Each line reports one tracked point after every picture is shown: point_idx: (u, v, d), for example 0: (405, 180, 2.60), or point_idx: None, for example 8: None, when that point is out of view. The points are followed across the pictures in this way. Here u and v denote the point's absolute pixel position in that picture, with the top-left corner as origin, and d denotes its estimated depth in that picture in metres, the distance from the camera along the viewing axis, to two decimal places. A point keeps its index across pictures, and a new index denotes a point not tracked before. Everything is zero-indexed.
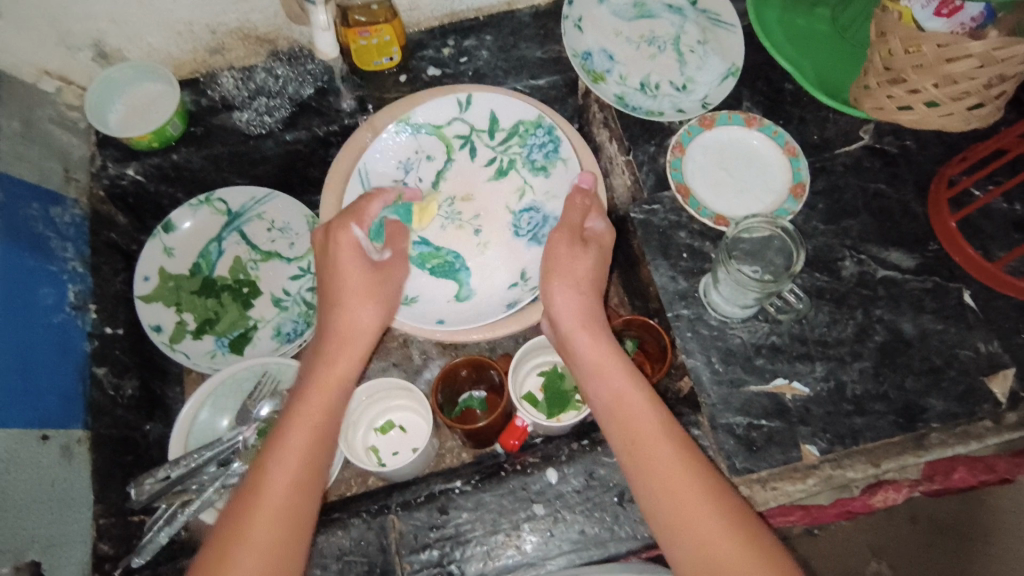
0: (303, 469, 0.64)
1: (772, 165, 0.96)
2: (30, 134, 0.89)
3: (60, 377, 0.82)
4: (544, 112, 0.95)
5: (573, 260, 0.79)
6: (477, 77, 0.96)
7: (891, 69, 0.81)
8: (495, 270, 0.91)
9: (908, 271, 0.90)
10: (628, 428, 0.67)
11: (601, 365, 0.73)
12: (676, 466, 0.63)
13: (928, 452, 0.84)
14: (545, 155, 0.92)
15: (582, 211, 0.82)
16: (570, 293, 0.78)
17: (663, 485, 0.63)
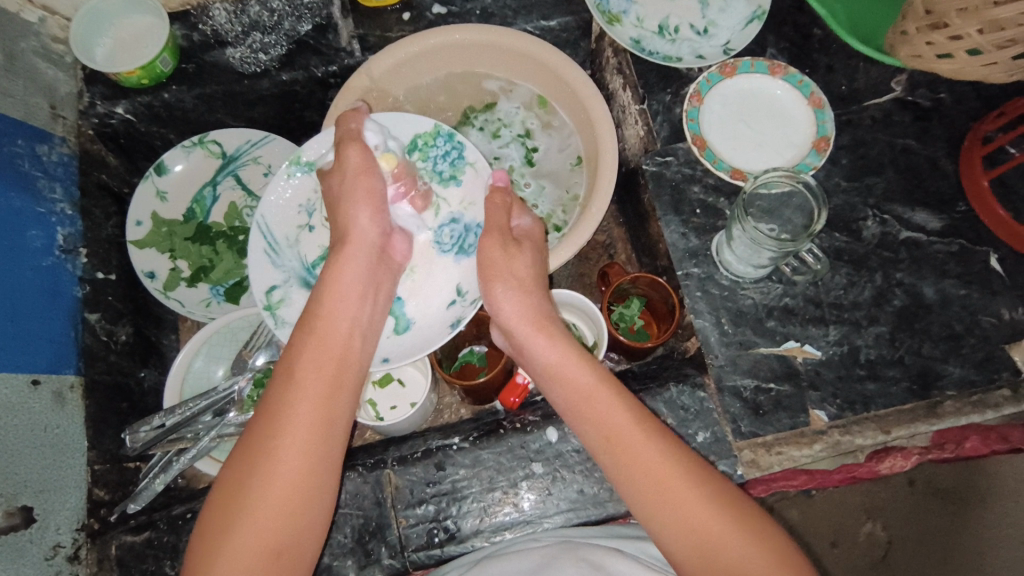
0: (316, 431, 0.61)
1: (794, 117, 0.90)
2: (13, 66, 0.84)
3: (50, 322, 0.80)
4: (551, 55, 0.90)
5: (512, 256, 0.75)
6: (449, 32, 0.90)
7: (932, 12, 0.75)
8: (432, 290, 0.80)
9: (934, 232, 0.86)
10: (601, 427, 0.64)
11: (556, 364, 0.69)
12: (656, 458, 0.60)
13: (941, 420, 0.80)
14: (449, 163, 0.82)
15: (506, 210, 0.78)
16: (517, 291, 0.74)
17: (648, 481, 0.60)
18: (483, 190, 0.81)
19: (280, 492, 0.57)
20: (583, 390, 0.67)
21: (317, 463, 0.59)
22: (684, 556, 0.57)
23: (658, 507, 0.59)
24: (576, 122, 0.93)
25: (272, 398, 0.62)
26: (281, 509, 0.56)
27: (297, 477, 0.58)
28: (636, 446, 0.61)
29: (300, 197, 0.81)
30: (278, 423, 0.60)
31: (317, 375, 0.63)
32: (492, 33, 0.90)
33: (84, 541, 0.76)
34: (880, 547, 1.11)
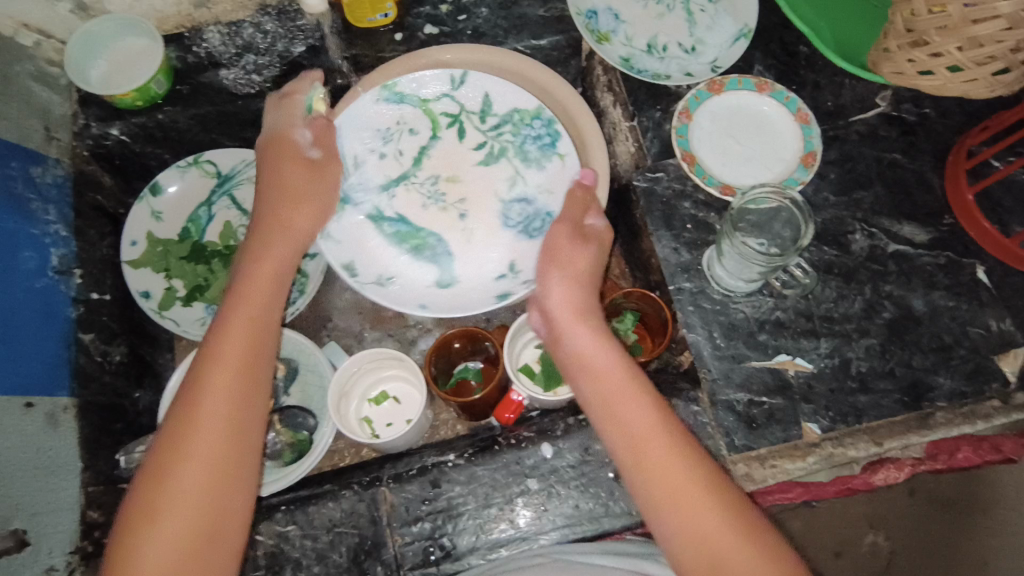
0: (223, 436, 0.61)
1: (782, 133, 0.92)
2: (8, 89, 0.85)
3: (43, 344, 0.80)
4: (546, 77, 0.91)
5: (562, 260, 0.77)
6: (498, 55, 0.92)
7: (913, 30, 0.76)
8: (482, 257, 0.88)
9: (921, 245, 0.87)
10: (625, 431, 0.64)
11: (589, 360, 0.69)
12: (675, 466, 0.61)
13: (933, 431, 0.81)
14: (541, 146, 0.89)
15: (583, 207, 0.81)
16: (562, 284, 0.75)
17: (667, 488, 0.60)
18: (565, 183, 0.87)
19: (198, 486, 0.59)
20: (605, 391, 0.67)
21: (242, 456, 0.62)
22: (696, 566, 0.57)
23: (669, 519, 0.59)
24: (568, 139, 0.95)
25: (189, 386, 0.63)
26: (210, 473, 0.59)
27: (214, 483, 0.59)
28: (655, 454, 0.61)
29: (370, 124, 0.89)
30: (197, 415, 0.61)
31: (225, 384, 0.63)
32: (517, 61, 0.92)
33: (77, 564, 0.75)
34: (883, 557, 1.12)
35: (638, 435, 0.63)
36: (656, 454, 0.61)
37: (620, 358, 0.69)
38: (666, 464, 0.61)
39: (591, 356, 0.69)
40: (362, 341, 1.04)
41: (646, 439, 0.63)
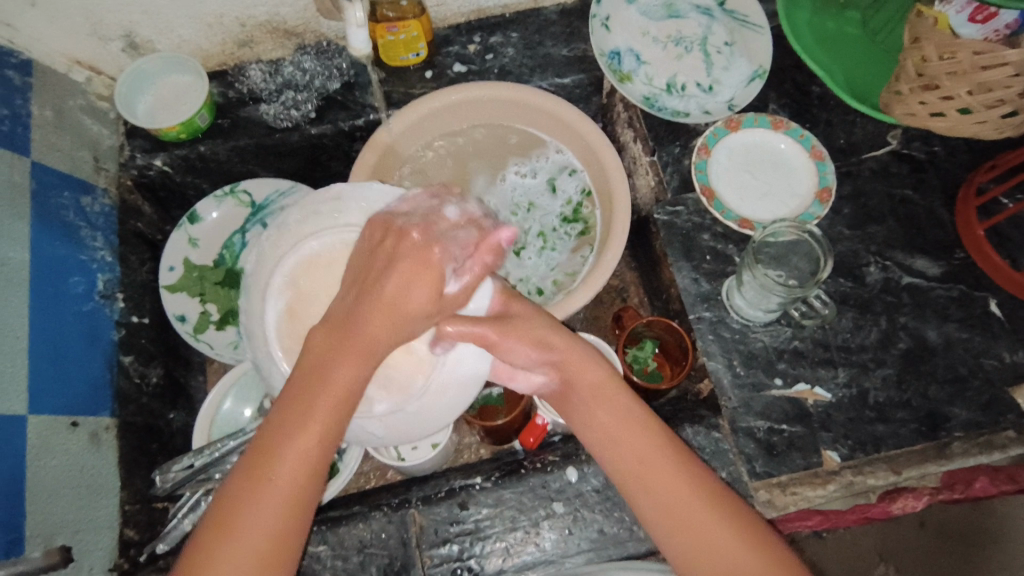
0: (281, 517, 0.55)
1: (796, 170, 0.96)
2: (62, 123, 0.90)
3: (88, 365, 0.84)
4: (592, 134, 0.96)
5: (528, 328, 0.66)
6: (581, 121, 0.96)
7: (925, 74, 0.80)
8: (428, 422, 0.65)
9: (934, 278, 0.90)
10: (630, 459, 0.65)
11: (600, 389, 0.67)
12: (682, 484, 0.63)
13: (951, 461, 0.82)
14: (561, 231, 1.02)
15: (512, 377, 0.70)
16: (533, 349, 0.66)
17: (681, 519, 0.62)
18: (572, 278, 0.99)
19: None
20: (619, 451, 0.65)
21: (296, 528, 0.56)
22: None
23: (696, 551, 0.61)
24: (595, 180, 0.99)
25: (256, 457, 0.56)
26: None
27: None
28: (687, 494, 0.63)
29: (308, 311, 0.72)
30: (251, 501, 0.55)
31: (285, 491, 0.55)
32: (587, 130, 0.96)
33: None
34: None
35: (652, 474, 0.64)
36: (687, 497, 0.63)
37: (624, 392, 0.68)
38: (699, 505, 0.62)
39: (593, 382, 0.68)
40: None
41: (677, 485, 0.63)
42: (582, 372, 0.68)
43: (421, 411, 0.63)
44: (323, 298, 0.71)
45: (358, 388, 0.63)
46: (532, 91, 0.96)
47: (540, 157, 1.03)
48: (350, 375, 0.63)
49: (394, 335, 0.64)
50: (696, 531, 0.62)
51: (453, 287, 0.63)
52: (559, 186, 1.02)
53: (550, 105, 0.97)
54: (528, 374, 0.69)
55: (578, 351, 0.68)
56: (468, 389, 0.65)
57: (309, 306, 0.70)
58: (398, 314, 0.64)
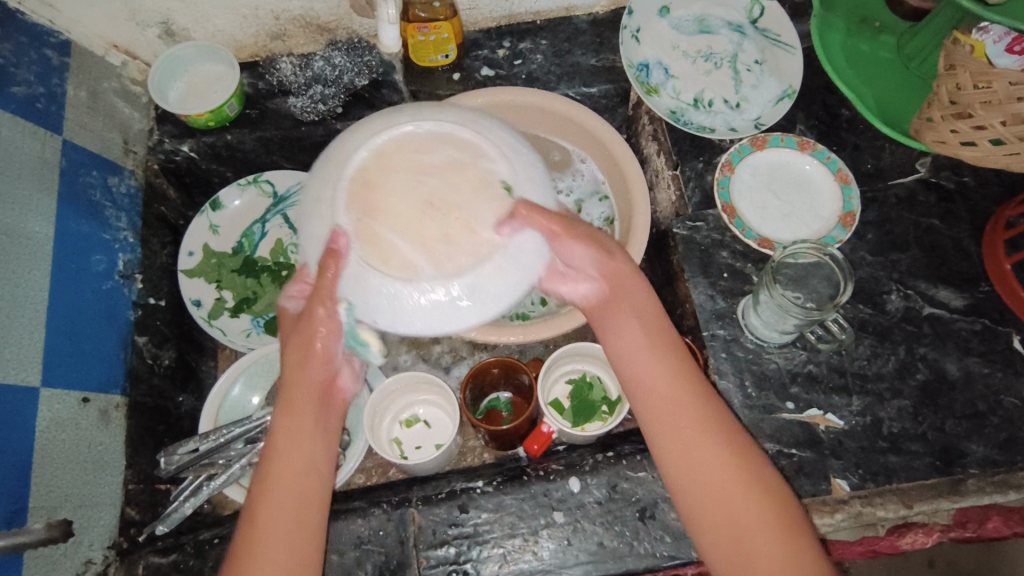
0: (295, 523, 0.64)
1: (820, 193, 0.95)
2: (95, 103, 0.91)
3: (103, 342, 0.85)
4: (616, 145, 0.96)
5: (595, 238, 0.71)
6: (606, 132, 0.96)
7: (957, 103, 0.79)
8: (490, 297, 0.65)
9: (957, 310, 0.88)
10: (651, 394, 0.69)
11: (633, 319, 0.72)
12: (696, 429, 0.66)
13: (964, 498, 0.80)
14: None
15: (562, 278, 0.72)
16: (591, 253, 0.71)
17: (687, 460, 0.66)
18: None
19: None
20: (647, 385, 0.69)
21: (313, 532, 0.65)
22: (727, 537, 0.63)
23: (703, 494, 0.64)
24: (617, 192, 0.99)
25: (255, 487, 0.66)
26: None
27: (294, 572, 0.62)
28: (701, 443, 0.66)
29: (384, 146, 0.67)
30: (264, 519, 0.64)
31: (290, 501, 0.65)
32: (612, 141, 0.96)
33: (114, 560, 0.78)
34: None
35: (676, 411, 0.67)
36: (701, 447, 0.66)
37: (657, 327, 0.72)
38: (711, 458, 0.65)
39: (630, 315, 0.72)
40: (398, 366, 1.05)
41: (695, 432, 0.66)
42: (632, 293, 0.72)
43: (479, 284, 0.64)
44: (398, 174, 0.66)
45: (421, 253, 0.63)
46: (559, 99, 0.97)
47: (574, 177, 1.03)
48: (431, 236, 0.64)
49: (460, 209, 0.65)
50: (708, 476, 0.65)
51: (519, 186, 0.67)
52: (585, 209, 1.02)
53: (576, 116, 0.97)
54: (579, 283, 0.73)
55: (629, 275, 0.73)
56: (522, 277, 0.67)
57: (383, 185, 0.65)
58: (493, 201, 0.65)
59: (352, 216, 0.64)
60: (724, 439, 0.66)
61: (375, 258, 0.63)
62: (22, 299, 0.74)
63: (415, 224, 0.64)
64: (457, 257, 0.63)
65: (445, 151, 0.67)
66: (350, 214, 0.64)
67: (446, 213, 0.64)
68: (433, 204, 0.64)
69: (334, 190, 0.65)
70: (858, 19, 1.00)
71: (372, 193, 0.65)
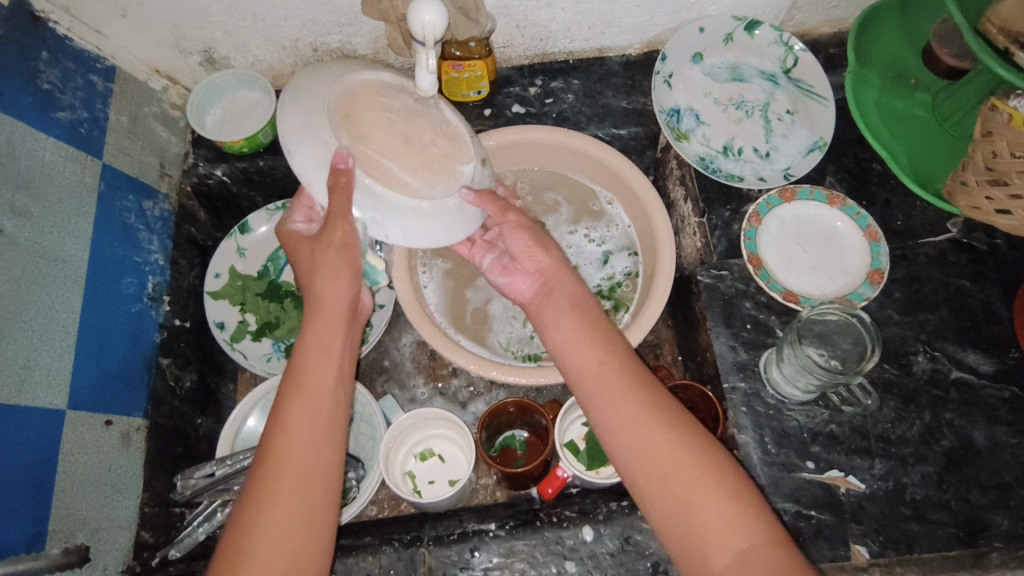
0: (312, 438, 0.63)
1: (848, 247, 0.94)
2: (135, 128, 0.93)
3: (129, 365, 0.86)
4: (645, 191, 0.95)
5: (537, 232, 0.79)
6: (635, 177, 0.96)
7: (994, 169, 0.78)
8: (447, 229, 0.71)
9: (986, 376, 0.86)
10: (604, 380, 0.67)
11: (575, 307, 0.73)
12: (653, 414, 0.64)
13: (987, 572, 0.78)
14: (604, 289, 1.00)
15: (503, 267, 0.80)
16: (531, 244, 0.78)
17: (650, 450, 0.62)
18: None
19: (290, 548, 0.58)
20: (576, 355, 0.70)
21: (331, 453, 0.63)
22: (700, 523, 0.59)
23: (663, 477, 0.61)
24: (644, 239, 0.99)
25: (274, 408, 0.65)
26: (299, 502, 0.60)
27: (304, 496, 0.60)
28: (625, 402, 0.65)
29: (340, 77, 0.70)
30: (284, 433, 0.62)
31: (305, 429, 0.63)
32: (640, 186, 0.96)
33: None
34: None
35: (626, 393, 0.66)
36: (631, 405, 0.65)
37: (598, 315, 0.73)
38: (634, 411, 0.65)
39: (564, 317, 0.73)
40: (415, 397, 1.05)
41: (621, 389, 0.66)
42: (565, 282, 0.76)
43: (445, 215, 0.70)
44: (383, 113, 0.70)
45: (406, 173, 0.68)
46: (590, 143, 0.98)
47: (608, 225, 1.03)
48: (421, 170, 0.69)
49: (444, 156, 0.71)
50: (667, 465, 0.61)
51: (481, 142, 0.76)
52: (611, 261, 1.02)
53: (605, 161, 0.97)
54: (518, 275, 0.79)
55: (557, 265, 0.77)
56: (467, 222, 0.74)
57: (368, 112, 0.69)
58: (423, 132, 0.71)
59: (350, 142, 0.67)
60: (653, 395, 0.66)
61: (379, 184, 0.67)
62: (54, 324, 0.75)
63: (398, 155, 0.68)
64: (436, 187, 0.69)
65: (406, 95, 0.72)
66: (344, 137, 0.67)
67: (436, 148, 0.71)
68: (417, 137, 0.70)
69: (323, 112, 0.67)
70: (892, 77, 1.00)
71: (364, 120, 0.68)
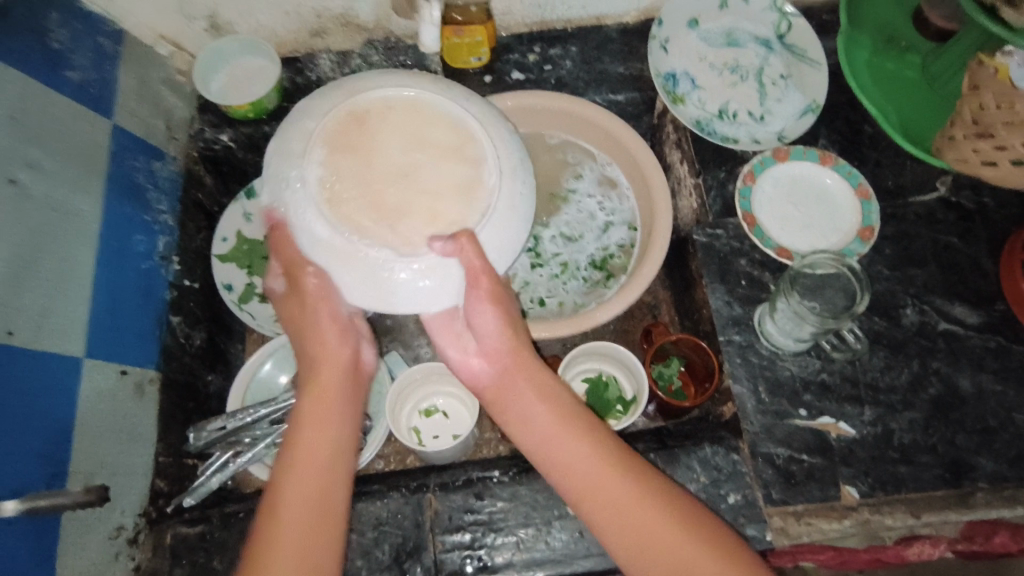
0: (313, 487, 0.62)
1: (840, 206, 0.97)
2: (143, 91, 0.95)
3: (141, 319, 0.88)
4: (647, 160, 0.98)
5: (506, 301, 0.68)
6: (639, 148, 0.98)
7: (980, 123, 0.80)
8: (386, 292, 0.65)
9: (972, 327, 0.89)
10: (573, 476, 0.64)
11: (535, 400, 0.68)
12: (629, 495, 0.62)
13: (972, 510, 0.81)
14: (603, 257, 1.03)
15: (453, 321, 0.70)
16: (498, 320, 0.68)
17: (622, 527, 0.61)
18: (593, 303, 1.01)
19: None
20: (546, 434, 0.66)
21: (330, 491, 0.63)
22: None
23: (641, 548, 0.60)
24: (642, 207, 1.02)
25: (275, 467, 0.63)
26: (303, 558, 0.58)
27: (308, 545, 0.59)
28: (598, 474, 0.64)
29: (392, 94, 0.67)
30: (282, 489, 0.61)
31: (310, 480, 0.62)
32: (642, 155, 0.98)
33: (143, 527, 0.81)
34: None
35: (598, 481, 0.63)
36: (607, 479, 0.63)
37: (561, 402, 0.68)
38: (626, 493, 0.62)
39: (525, 408, 0.68)
40: (419, 358, 1.08)
41: (598, 462, 0.64)
42: (524, 372, 0.69)
43: (385, 283, 0.64)
44: (398, 138, 0.65)
45: (368, 219, 0.63)
46: (598, 110, 1.00)
47: (620, 199, 1.05)
48: (388, 215, 0.63)
49: (426, 205, 0.64)
50: (646, 538, 0.61)
51: (495, 220, 0.65)
52: (609, 232, 1.04)
53: (615, 127, 0.99)
54: (475, 356, 0.71)
55: (521, 347, 0.70)
56: (416, 299, 0.66)
57: (377, 135, 0.65)
58: (435, 179, 0.65)
59: (337, 145, 0.64)
60: (630, 476, 0.64)
61: (337, 215, 0.63)
62: (70, 275, 0.77)
63: (373, 188, 0.63)
64: (383, 241, 0.63)
65: (449, 133, 0.66)
66: (332, 151, 0.64)
67: (429, 198, 0.64)
68: (416, 179, 0.64)
69: (332, 112, 0.65)
70: (882, 41, 1.03)
71: (364, 136, 0.65)
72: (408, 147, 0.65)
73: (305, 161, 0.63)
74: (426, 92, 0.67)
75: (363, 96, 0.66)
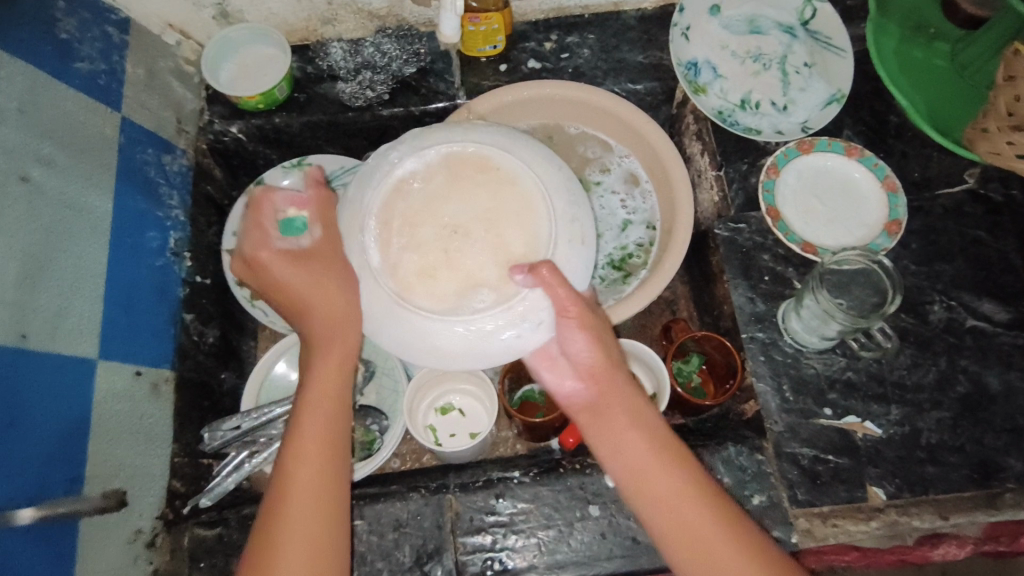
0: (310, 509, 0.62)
1: (865, 200, 0.94)
2: (152, 82, 0.93)
3: (155, 317, 0.87)
4: (669, 157, 0.95)
5: (596, 326, 0.68)
6: (663, 141, 0.96)
7: (1015, 115, 0.77)
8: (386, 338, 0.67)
9: (1000, 324, 0.87)
10: (641, 479, 0.66)
11: (616, 412, 0.68)
12: (698, 509, 0.63)
13: (1000, 511, 0.80)
14: (622, 257, 1.00)
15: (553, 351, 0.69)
16: (589, 343, 0.67)
17: (693, 544, 0.62)
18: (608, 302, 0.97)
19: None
20: (636, 455, 0.66)
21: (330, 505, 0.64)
22: None
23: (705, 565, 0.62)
24: (663, 203, 0.99)
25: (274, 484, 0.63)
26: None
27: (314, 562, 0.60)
28: (674, 491, 0.64)
29: (503, 158, 0.68)
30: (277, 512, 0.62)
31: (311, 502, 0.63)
32: (665, 151, 0.96)
33: (161, 530, 0.80)
34: None
35: (671, 496, 0.64)
36: (685, 494, 0.64)
37: (636, 408, 0.69)
38: (679, 489, 0.64)
39: (613, 414, 0.68)
40: None
41: (667, 467, 0.65)
42: (611, 380, 0.69)
43: (401, 333, 0.66)
44: (483, 201, 0.66)
45: (402, 264, 0.65)
46: (621, 103, 0.97)
47: (644, 198, 1.02)
48: (417, 273, 0.65)
49: (462, 272, 0.65)
50: (711, 554, 0.62)
51: (516, 324, 0.65)
52: (628, 229, 1.01)
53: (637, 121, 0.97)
54: (570, 375, 0.71)
55: (610, 368, 0.70)
56: (422, 354, 0.66)
57: (459, 195, 0.66)
58: (495, 249, 0.65)
59: (431, 182, 0.67)
60: (706, 496, 0.64)
61: (396, 219, 0.66)
62: (83, 274, 0.75)
63: (425, 242, 0.65)
64: (405, 285, 0.65)
65: (524, 227, 0.66)
66: (421, 186, 0.66)
67: (466, 272, 0.65)
68: (466, 245, 0.65)
69: (444, 147, 0.68)
70: (910, 28, 0.99)
71: (450, 186, 0.67)
72: (482, 221, 0.66)
73: (409, 155, 0.67)
74: (530, 173, 0.68)
75: (480, 148, 0.68)
